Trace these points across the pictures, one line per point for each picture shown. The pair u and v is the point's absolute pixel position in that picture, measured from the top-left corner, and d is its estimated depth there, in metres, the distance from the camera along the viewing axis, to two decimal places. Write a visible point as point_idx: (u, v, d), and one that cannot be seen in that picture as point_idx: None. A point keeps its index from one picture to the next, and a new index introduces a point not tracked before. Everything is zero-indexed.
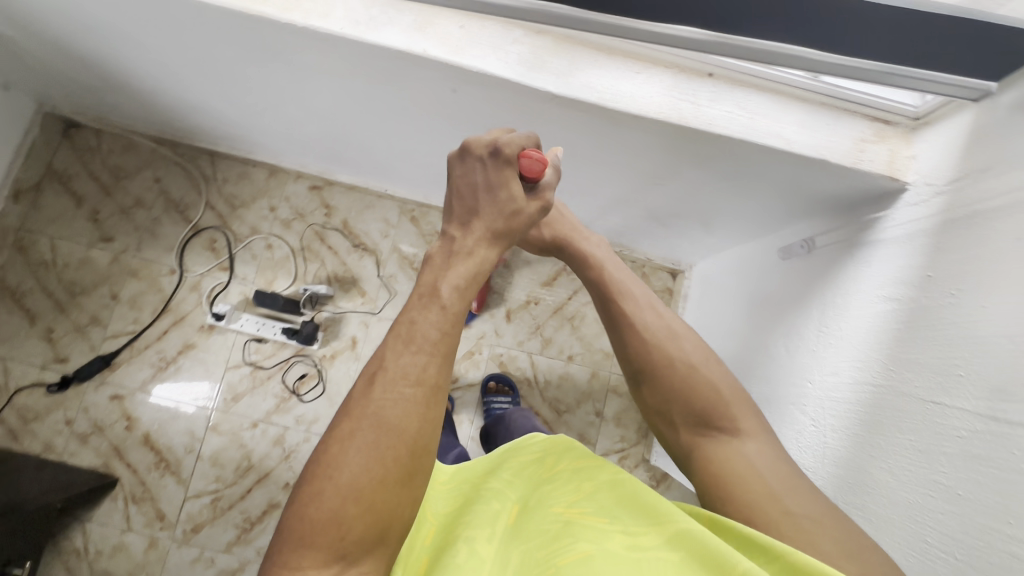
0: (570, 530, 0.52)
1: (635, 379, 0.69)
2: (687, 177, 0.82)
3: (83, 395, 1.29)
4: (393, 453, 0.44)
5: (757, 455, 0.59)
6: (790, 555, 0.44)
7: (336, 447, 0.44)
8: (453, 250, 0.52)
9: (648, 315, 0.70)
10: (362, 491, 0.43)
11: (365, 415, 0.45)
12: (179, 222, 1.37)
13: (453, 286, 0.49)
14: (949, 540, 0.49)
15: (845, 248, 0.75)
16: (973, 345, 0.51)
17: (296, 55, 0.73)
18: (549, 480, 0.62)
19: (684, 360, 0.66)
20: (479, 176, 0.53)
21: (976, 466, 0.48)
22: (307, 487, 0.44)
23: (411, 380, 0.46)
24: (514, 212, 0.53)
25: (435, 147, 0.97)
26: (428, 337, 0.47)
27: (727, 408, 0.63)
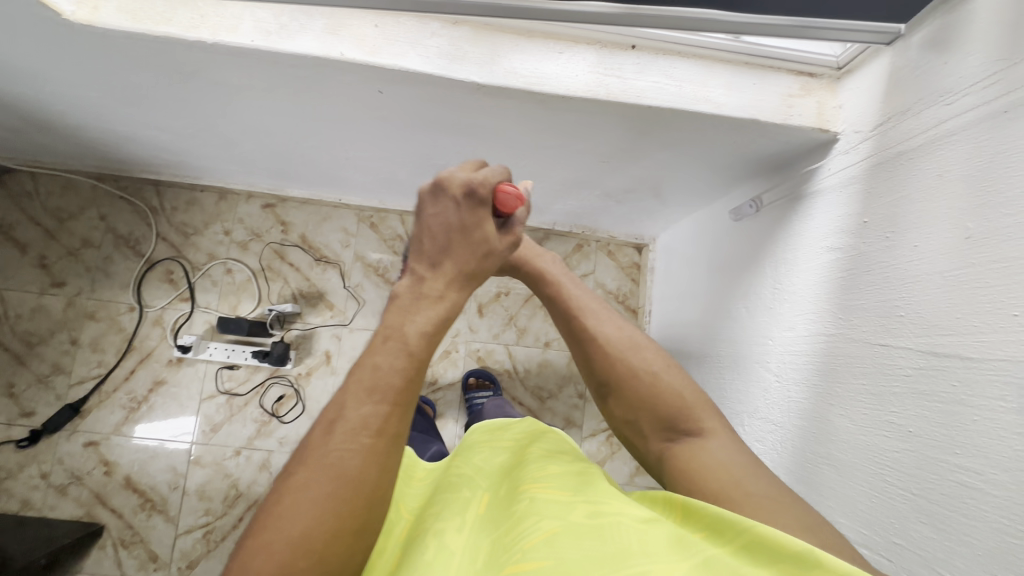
0: (534, 508, 0.48)
1: (600, 391, 0.64)
2: (630, 153, 0.82)
3: (56, 446, 1.25)
4: (351, 503, 0.42)
5: (722, 452, 0.54)
6: (749, 529, 0.40)
7: (290, 495, 0.42)
8: (422, 292, 0.49)
9: (612, 330, 0.65)
10: (313, 545, 0.41)
11: (321, 465, 0.42)
12: (131, 257, 1.33)
13: (420, 330, 0.48)
14: (905, 476, 0.50)
15: (789, 203, 0.76)
16: (909, 284, 0.52)
17: (212, 71, 0.70)
18: (522, 466, 0.60)
19: (647, 370, 0.61)
20: (453, 218, 0.50)
21: (923, 402, 0.49)
22: (256, 538, 0.41)
23: (372, 430, 0.44)
24: (485, 253, 0.52)
25: (376, 148, 0.95)
26: (393, 386, 0.45)
27: (692, 413, 0.58)
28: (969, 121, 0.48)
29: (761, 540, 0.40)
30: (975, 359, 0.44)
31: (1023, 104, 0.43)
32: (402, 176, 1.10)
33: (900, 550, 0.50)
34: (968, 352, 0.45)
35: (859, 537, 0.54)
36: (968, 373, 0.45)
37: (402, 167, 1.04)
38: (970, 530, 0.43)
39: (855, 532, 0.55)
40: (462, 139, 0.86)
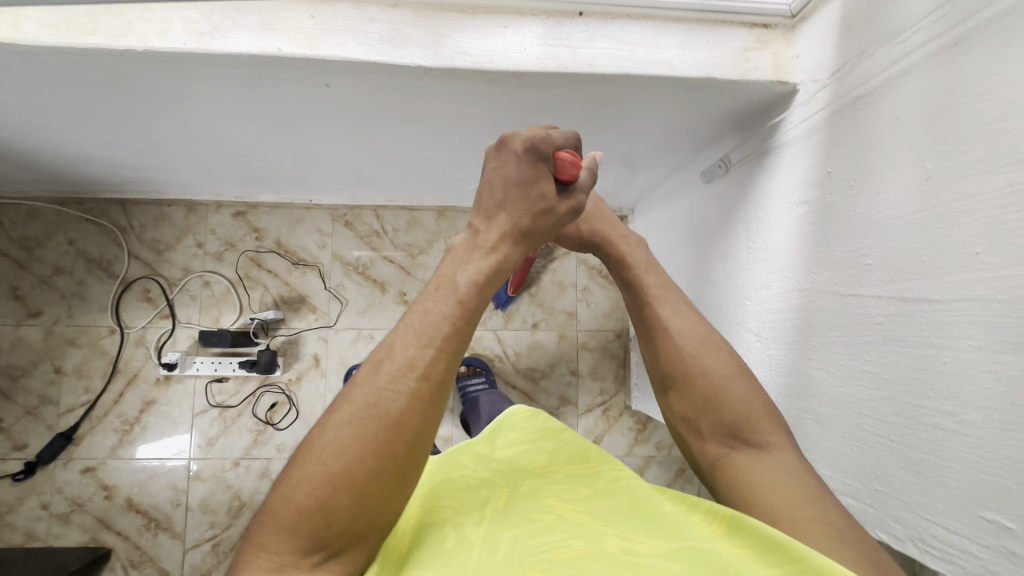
0: (561, 526, 0.48)
1: (662, 384, 0.60)
2: (594, 125, 0.81)
3: (53, 476, 1.25)
4: (392, 448, 0.42)
5: (789, 471, 0.50)
6: (805, 562, 0.39)
7: (331, 431, 0.42)
8: (476, 243, 0.50)
9: (684, 322, 0.60)
10: (353, 482, 0.41)
11: (366, 402, 0.43)
12: (106, 279, 1.31)
13: (471, 279, 0.48)
14: (883, 423, 0.50)
15: (756, 159, 0.75)
16: (874, 231, 0.52)
17: (151, 80, 0.68)
18: (546, 476, 0.58)
19: (718, 371, 0.57)
20: (513, 172, 0.50)
21: (894, 348, 0.49)
22: (299, 470, 0.42)
23: (417, 374, 0.44)
24: (544, 211, 0.51)
25: (334, 144, 0.93)
26: (441, 332, 0.45)
27: (758, 423, 0.54)
28: (923, 58, 0.47)
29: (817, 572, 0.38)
30: (941, 301, 0.44)
31: (973, 34, 0.42)
32: (370, 170, 1.08)
33: (884, 496, 0.50)
34: (934, 294, 0.45)
35: (846, 488, 0.55)
36: (936, 316, 0.44)
37: (367, 161, 1.02)
38: (947, 471, 0.43)
39: (842, 482, 0.55)
40: (420, 128, 0.84)
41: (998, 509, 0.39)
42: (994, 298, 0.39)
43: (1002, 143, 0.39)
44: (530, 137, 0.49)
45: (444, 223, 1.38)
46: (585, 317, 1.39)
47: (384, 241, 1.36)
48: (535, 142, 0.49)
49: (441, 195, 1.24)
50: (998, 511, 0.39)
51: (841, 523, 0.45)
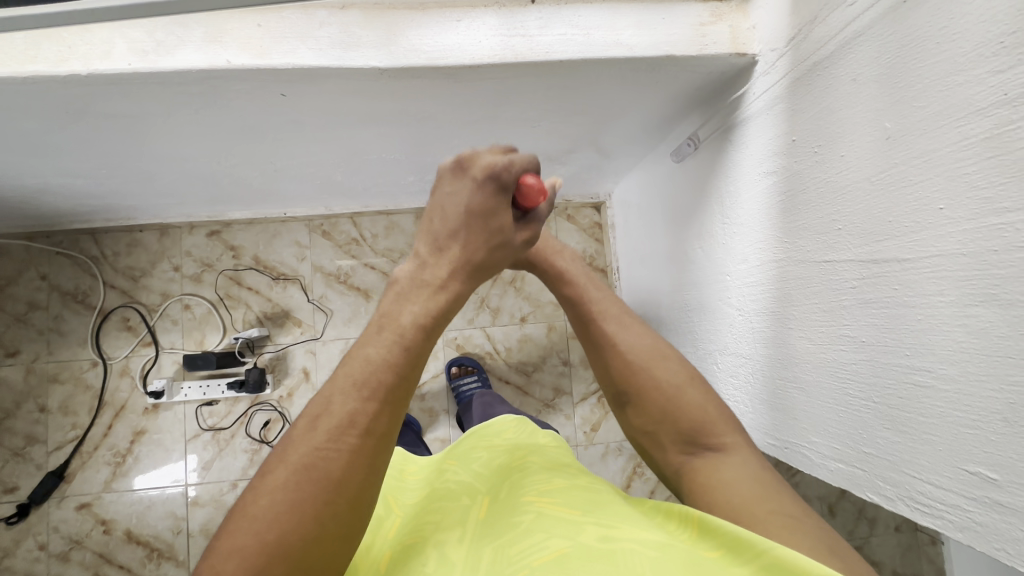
0: (539, 525, 0.49)
1: (620, 402, 0.63)
2: (559, 113, 0.80)
3: (48, 515, 1.23)
4: (333, 506, 0.41)
5: (745, 470, 0.53)
6: (768, 552, 0.40)
7: (269, 494, 0.41)
8: (421, 280, 0.49)
9: (632, 338, 0.63)
10: (291, 548, 0.40)
11: (302, 464, 0.41)
12: (83, 312, 1.28)
13: (415, 321, 0.47)
14: (865, 386, 0.50)
15: (722, 135, 0.75)
16: (841, 195, 0.52)
17: (100, 103, 0.66)
18: (523, 472, 0.60)
19: (671, 382, 0.60)
20: (470, 199, 0.49)
21: (871, 311, 0.49)
22: (231, 539, 0.40)
23: (358, 430, 0.43)
24: (499, 242, 0.51)
25: (301, 154, 0.91)
26: (383, 382, 0.44)
27: (713, 428, 0.57)
28: (874, 17, 0.46)
29: (782, 564, 0.39)
30: (911, 259, 0.44)
31: None
32: (340, 177, 1.06)
33: (871, 459, 0.50)
34: (903, 254, 0.44)
35: (835, 453, 0.55)
36: (905, 274, 0.44)
37: (337, 168, 1.01)
38: (929, 429, 0.43)
39: (831, 448, 0.55)
40: (387, 129, 0.82)
41: (979, 461, 0.39)
42: (960, 253, 0.39)
43: (954, 97, 0.39)
44: (492, 167, 0.48)
45: None
46: None
47: (364, 248, 1.35)
48: (497, 171, 0.48)
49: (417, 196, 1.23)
50: (980, 462, 0.39)
51: (798, 513, 0.48)
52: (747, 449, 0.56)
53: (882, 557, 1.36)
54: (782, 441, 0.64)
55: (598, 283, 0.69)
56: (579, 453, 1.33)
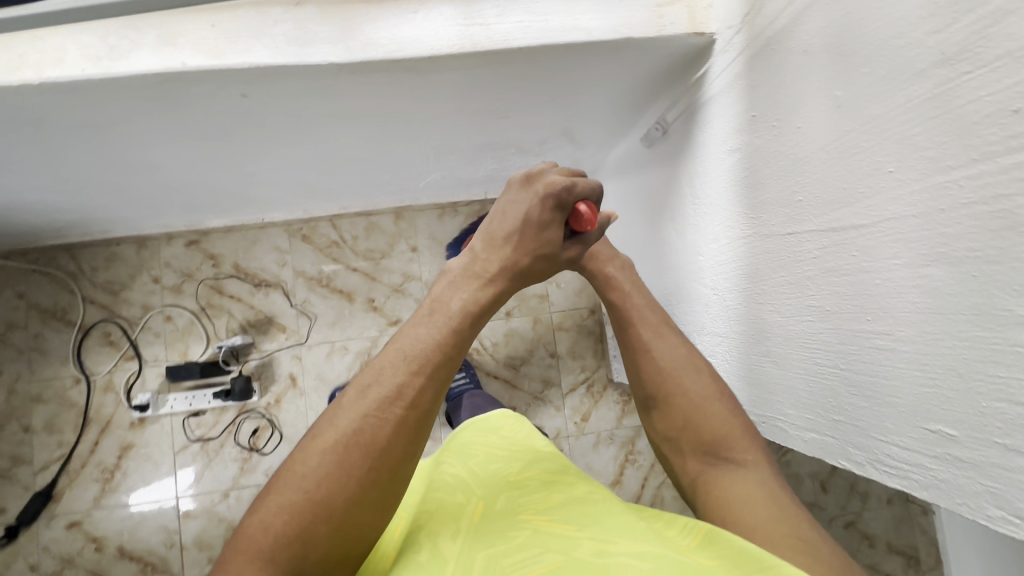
0: (534, 539, 0.50)
1: (645, 404, 0.63)
2: (527, 101, 0.80)
3: (39, 535, 1.21)
4: (374, 473, 0.47)
5: (762, 488, 0.53)
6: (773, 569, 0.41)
7: (317, 456, 0.46)
8: (473, 270, 0.54)
9: (667, 347, 0.62)
10: (333, 510, 0.45)
11: (351, 429, 0.47)
12: (63, 329, 1.27)
13: (464, 306, 0.51)
14: (832, 354, 0.50)
15: (689, 115, 0.74)
16: (800, 167, 0.52)
17: (58, 112, 0.65)
18: (522, 487, 0.60)
19: (700, 393, 0.60)
20: (530, 209, 0.55)
21: (833, 280, 0.49)
22: (280, 496, 0.46)
23: (404, 402, 0.48)
24: (545, 253, 0.56)
25: (270, 156, 0.91)
26: (430, 361, 0.49)
27: (734, 443, 0.57)
28: None
29: None
30: (867, 225, 0.44)
31: None
32: (315, 178, 1.06)
33: (841, 426, 0.50)
34: (859, 220, 0.45)
35: (809, 424, 0.55)
36: (863, 240, 0.45)
37: (310, 169, 1.00)
38: (893, 394, 0.43)
39: (805, 419, 0.55)
40: (354, 127, 0.82)
41: (940, 418, 0.39)
42: (911, 215, 0.40)
43: (899, 60, 0.39)
44: (560, 186, 0.55)
45: (403, 224, 1.35)
46: (557, 299, 1.39)
47: (345, 251, 1.33)
48: (564, 191, 0.55)
49: (395, 195, 1.22)
50: (940, 420, 0.39)
51: (815, 537, 0.48)
52: (767, 470, 0.55)
53: (876, 530, 1.38)
54: (760, 416, 0.65)
55: (639, 284, 0.68)
56: (571, 443, 1.34)
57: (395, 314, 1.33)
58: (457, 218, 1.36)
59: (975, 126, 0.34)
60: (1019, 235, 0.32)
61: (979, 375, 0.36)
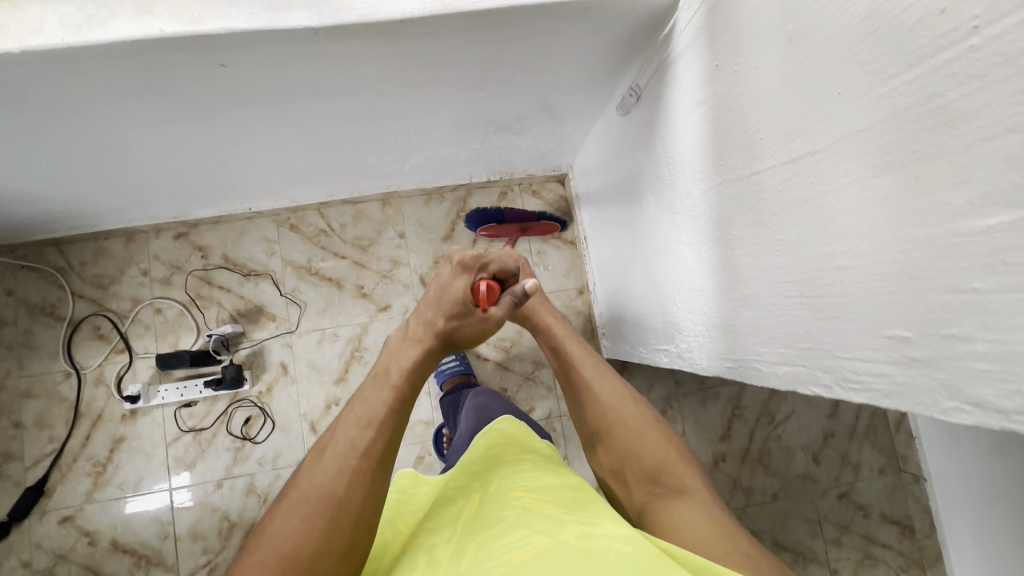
0: (522, 520, 0.52)
1: (592, 440, 0.72)
2: (502, 71, 0.82)
3: (31, 531, 1.21)
4: (335, 521, 0.55)
5: (703, 510, 0.60)
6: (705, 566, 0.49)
7: (284, 516, 0.55)
8: (407, 335, 0.69)
9: (607, 385, 0.73)
10: (300, 559, 0.53)
11: (312, 488, 0.57)
12: (53, 324, 1.27)
13: (401, 368, 0.65)
14: (797, 284, 0.52)
15: (659, 77, 0.77)
16: (759, 107, 0.54)
17: (40, 86, 0.66)
18: (514, 470, 0.64)
19: (637, 424, 0.69)
20: (446, 279, 0.70)
21: (795, 210, 0.51)
22: (255, 555, 0.54)
23: (357, 453, 0.59)
24: (459, 314, 0.69)
25: (253, 136, 0.92)
26: (378, 416, 0.61)
27: (673, 470, 0.65)
28: None
29: None
30: (821, 148, 0.46)
31: None
32: (300, 161, 1.07)
33: (810, 352, 0.51)
34: (814, 146, 0.46)
35: (781, 357, 0.56)
36: (817, 165, 0.46)
37: (295, 150, 1.01)
38: (852, 307, 0.45)
39: (777, 353, 0.57)
40: (335, 100, 0.83)
41: (896, 323, 0.40)
42: (859, 131, 0.41)
43: None
44: (471, 259, 0.70)
45: (389, 211, 1.37)
46: (545, 281, 1.39)
47: (333, 239, 1.35)
48: (473, 263, 0.70)
49: (380, 180, 1.24)
50: (896, 325, 0.40)
51: (754, 552, 0.55)
52: (704, 495, 0.63)
53: (870, 501, 1.39)
54: (736, 362, 0.66)
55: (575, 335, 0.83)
56: (564, 423, 1.35)
57: (385, 300, 1.34)
58: (443, 204, 1.38)
59: (909, 33, 0.36)
60: (953, 128, 0.34)
61: (926, 273, 0.37)
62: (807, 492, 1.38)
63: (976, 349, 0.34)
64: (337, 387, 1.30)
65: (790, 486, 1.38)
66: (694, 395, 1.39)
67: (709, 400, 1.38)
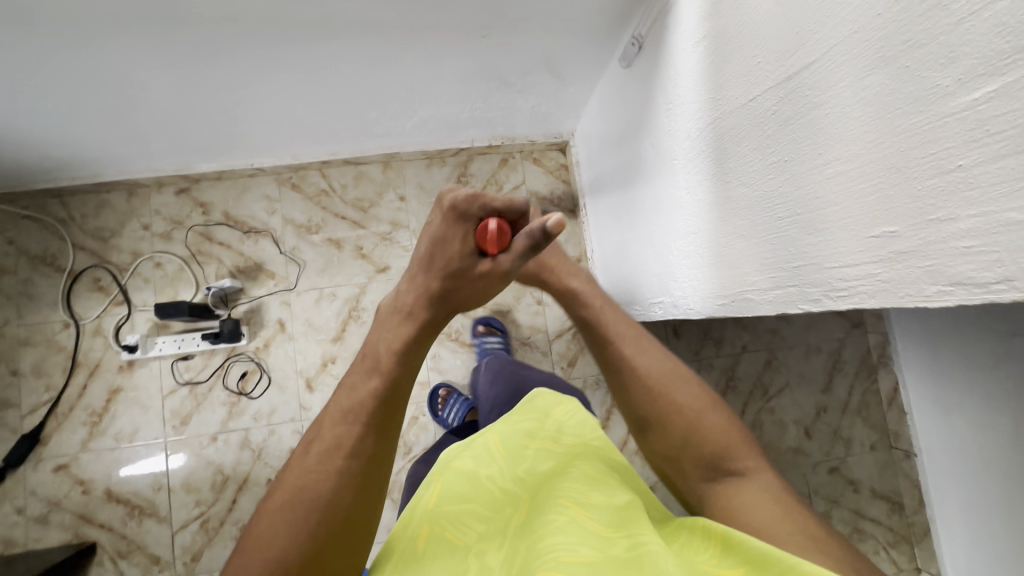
0: (567, 527, 0.46)
1: (639, 424, 0.63)
2: (507, 17, 0.82)
3: (26, 478, 1.21)
4: (325, 525, 0.46)
5: (766, 493, 0.55)
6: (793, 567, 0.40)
7: (271, 515, 0.47)
8: (395, 308, 0.51)
9: (653, 361, 0.63)
10: (289, 564, 0.45)
11: (296, 486, 0.47)
12: (53, 274, 1.28)
13: (391, 351, 0.49)
14: (789, 204, 0.53)
15: (661, 22, 0.77)
16: (757, 31, 0.54)
17: (50, 8, 0.67)
18: (563, 477, 0.57)
19: (691, 406, 0.60)
20: (436, 227, 0.49)
21: (788, 129, 0.52)
22: (244, 554, 0.46)
23: (343, 452, 0.48)
24: (459, 276, 0.48)
25: (258, 80, 0.92)
26: (365, 409, 0.48)
27: (733, 451, 0.59)
28: None
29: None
30: (815, 59, 0.47)
31: None
32: (303, 113, 1.08)
33: (799, 271, 0.52)
34: (810, 59, 0.47)
35: (772, 282, 0.57)
36: (812, 77, 0.47)
37: (299, 100, 1.02)
38: (840, 214, 0.46)
39: (768, 279, 0.58)
40: (340, 41, 0.83)
41: (883, 221, 0.41)
42: (853, 34, 0.42)
43: None
44: (467, 199, 0.46)
45: (391, 173, 1.37)
46: None
47: (334, 199, 1.35)
48: (472, 205, 0.47)
49: (382, 139, 1.25)
50: (882, 223, 0.41)
51: (817, 530, 0.52)
52: (765, 472, 0.57)
53: (860, 476, 1.39)
54: (729, 297, 0.67)
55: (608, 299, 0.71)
56: None
57: (384, 262, 1.35)
58: (444, 167, 1.39)
59: None
60: (941, 10, 0.34)
61: (913, 162, 0.38)
62: (798, 465, 1.39)
63: (959, 229, 0.35)
64: (333, 345, 1.31)
65: (781, 459, 1.38)
66: (688, 365, 1.40)
67: (703, 372, 1.39)
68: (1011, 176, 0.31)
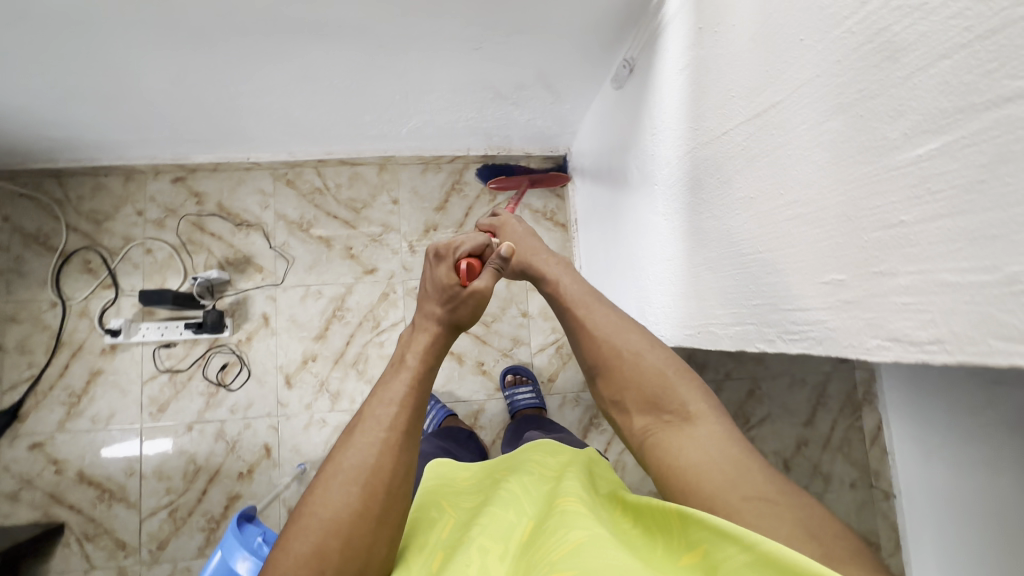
0: (568, 529, 0.45)
1: (590, 374, 0.62)
2: (500, 31, 0.82)
3: (1, 453, 1.22)
4: (372, 490, 0.49)
5: (708, 440, 0.50)
6: (756, 544, 0.36)
7: (321, 486, 0.49)
8: (414, 326, 0.62)
9: (603, 316, 0.62)
10: (341, 526, 0.46)
11: (349, 461, 0.50)
12: (44, 253, 1.29)
13: (417, 352, 0.58)
14: (753, 241, 0.52)
15: (651, 45, 0.77)
16: (732, 66, 0.54)
17: None
18: (564, 486, 0.56)
19: (632, 351, 0.59)
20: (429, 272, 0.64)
21: (755, 165, 0.51)
22: (299, 527, 0.47)
23: (385, 426, 0.52)
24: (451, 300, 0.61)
25: (252, 77, 0.93)
26: (405, 392, 0.54)
27: (672, 394, 0.55)
28: None
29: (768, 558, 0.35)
30: (782, 97, 0.46)
31: None
32: (298, 112, 1.08)
33: (757, 310, 0.52)
34: (777, 97, 0.47)
35: (733, 317, 0.57)
36: (778, 116, 0.47)
37: (293, 98, 1.02)
38: (796, 257, 0.45)
39: (730, 314, 0.57)
40: (331, 44, 0.84)
41: (833, 268, 0.41)
42: (817, 77, 0.42)
43: None
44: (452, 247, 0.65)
45: (386, 176, 1.38)
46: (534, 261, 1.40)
47: (327, 198, 1.36)
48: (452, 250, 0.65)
49: (377, 142, 1.25)
50: (832, 270, 0.41)
51: (768, 488, 0.45)
52: (710, 419, 0.52)
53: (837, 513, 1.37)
54: (696, 328, 0.67)
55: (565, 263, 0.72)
56: None
57: (371, 263, 1.35)
58: (439, 173, 1.39)
59: None
60: (894, 63, 0.34)
61: (862, 213, 0.37)
62: None
63: (899, 283, 0.34)
64: (315, 343, 1.31)
65: None
66: None
67: None
68: (948, 236, 0.31)
